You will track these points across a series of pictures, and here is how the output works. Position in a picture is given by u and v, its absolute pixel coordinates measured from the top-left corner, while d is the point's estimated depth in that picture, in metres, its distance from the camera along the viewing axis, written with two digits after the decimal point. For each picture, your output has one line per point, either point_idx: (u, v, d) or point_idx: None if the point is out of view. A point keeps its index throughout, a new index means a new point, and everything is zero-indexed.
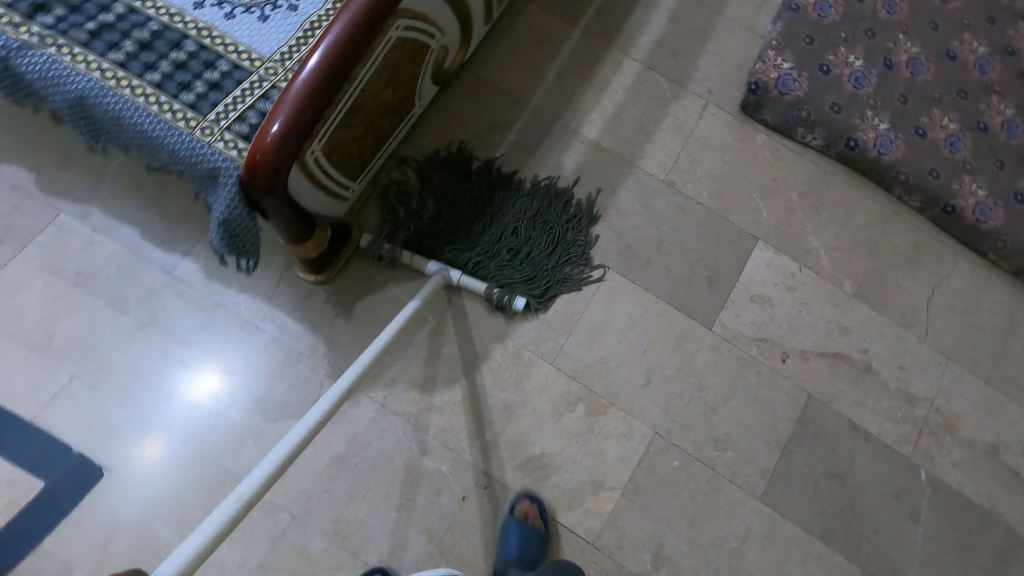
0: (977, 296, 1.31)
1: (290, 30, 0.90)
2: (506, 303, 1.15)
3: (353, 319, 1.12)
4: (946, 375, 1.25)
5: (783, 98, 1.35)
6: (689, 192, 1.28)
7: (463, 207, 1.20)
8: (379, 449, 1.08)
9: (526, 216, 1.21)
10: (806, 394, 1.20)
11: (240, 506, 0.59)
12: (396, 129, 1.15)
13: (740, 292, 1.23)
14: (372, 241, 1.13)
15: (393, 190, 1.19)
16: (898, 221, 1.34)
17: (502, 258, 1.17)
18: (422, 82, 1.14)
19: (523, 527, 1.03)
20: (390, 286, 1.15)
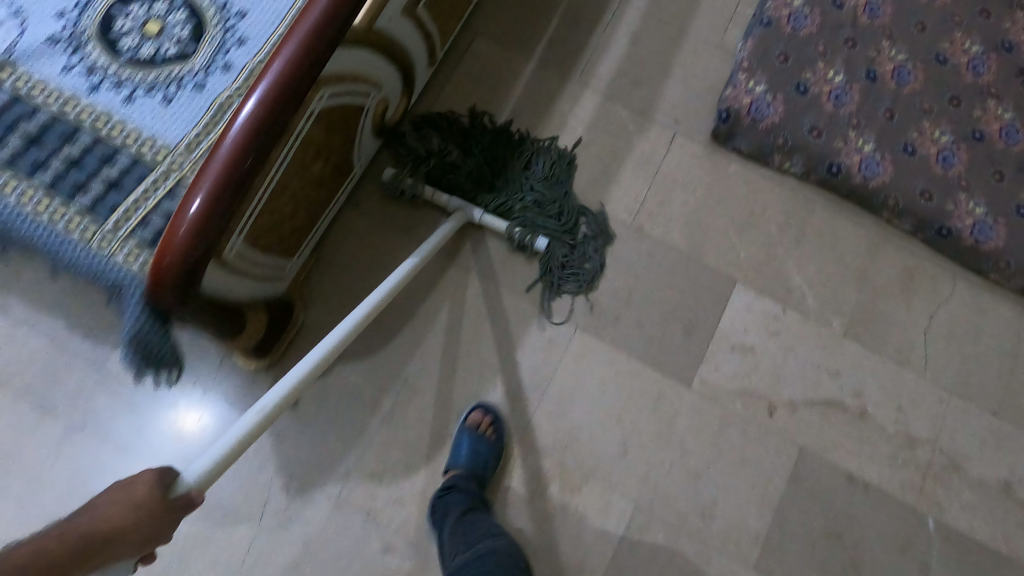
0: (980, 323, 1.24)
1: (197, 113, 0.78)
2: (527, 245, 1.12)
3: (300, 413, 1.07)
4: (948, 413, 1.20)
5: (757, 125, 1.19)
6: (658, 237, 1.16)
7: (485, 150, 1.17)
8: (339, 546, 1.02)
9: (548, 166, 1.17)
10: (797, 449, 1.13)
11: (261, 417, 0.62)
12: (336, 197, 1.07)
13: (719, 346, 1.14)
14: (396, 173, 1.14)
15: (417, 123, 1.17)
16: (890, 247, 1.24)
17: (526, 198, 1.14)
18: (361, 143, 1.04)
19: (474, 436, 1.05)
20: (338, 369, 1.10)
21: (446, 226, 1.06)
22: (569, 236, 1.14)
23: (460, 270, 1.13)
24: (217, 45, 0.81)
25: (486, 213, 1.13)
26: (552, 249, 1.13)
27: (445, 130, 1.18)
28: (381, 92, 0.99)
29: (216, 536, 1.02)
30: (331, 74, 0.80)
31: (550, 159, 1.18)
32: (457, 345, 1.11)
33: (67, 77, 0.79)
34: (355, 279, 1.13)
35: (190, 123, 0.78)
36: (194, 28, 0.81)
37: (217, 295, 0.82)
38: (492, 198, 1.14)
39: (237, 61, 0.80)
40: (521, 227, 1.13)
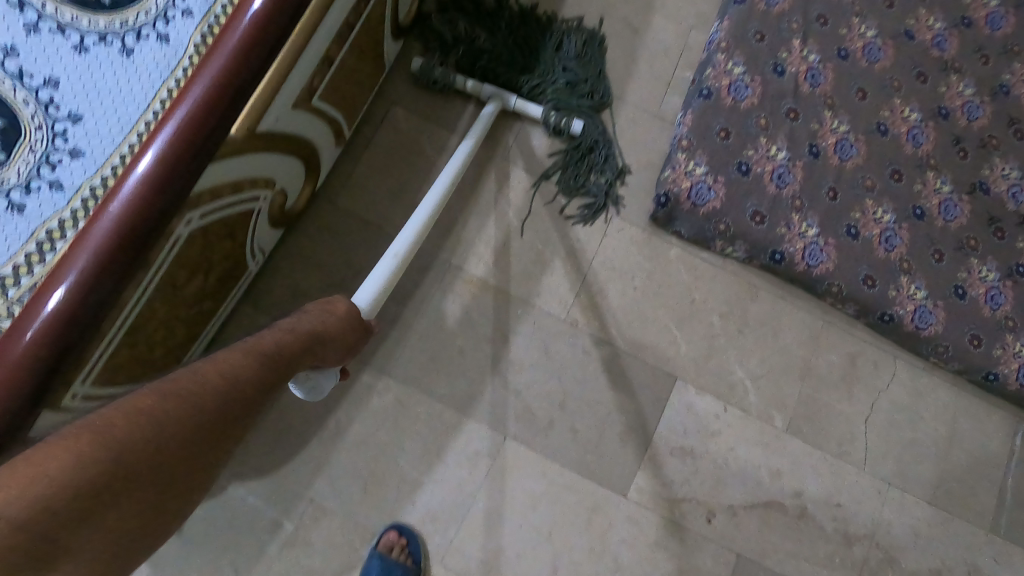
0: (916, 407, 1.22)
1: (12, 248, 0.59)
2: (564, 129, 1.10)
3: (189, 543, 0.95)
4: (885, 505, 1.17)
5: (697, 210, 1.11)
6: (594, 331, 1.07)
7: (510, 31, 1.13)
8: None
9: (573, 42, 1.15)
10: (735, 555, 1.07)
11: (396, 259, 0.80)
12: (226, 299, 0.93)
13: (657, 451, 1.06)
14: (426, 63, 1.08)
15: (438, 8, 1.11)
16: (832, 332, 1.19)
17: (557, 81, 1.12)
18: (255, 242, 0.91)
19: (385, 563, 0.94)
20: (234, 487, 0.98)
21: (483, 119, 1.03)
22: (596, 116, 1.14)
23: (376, 373, 1.02)
24: (38, 157, 0.62)
25: (519, 99, 1.09)
26: (587, 129, 1.11)
27: (466, 8, 1.12)
28: (277, 187, 0.86)
29: None
30: (200, 193, 0.67)
31: (579, 38, 1.16)
32: (372, 460, 1.00)
33: None
34: None
35: (1, 263, 0.58)
36: (1, 135, 0.61)
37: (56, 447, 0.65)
38: (524, 78, 1.12)
39: (70, 177, 0.62)
40: (558, 112, 1.10)
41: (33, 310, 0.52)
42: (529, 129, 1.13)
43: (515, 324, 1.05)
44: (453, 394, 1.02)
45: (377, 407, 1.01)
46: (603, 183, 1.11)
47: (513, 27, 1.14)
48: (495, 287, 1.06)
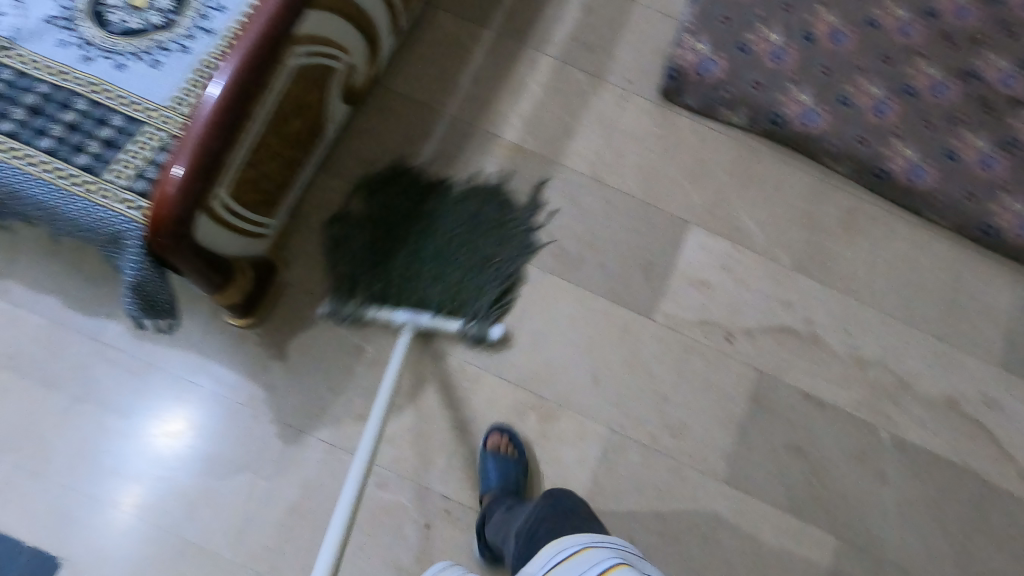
0: (918, 255, 1.33)
1: (186, 72, 0.90)
2: (483, 337, 1.16)
3: (291, 364, 1.14)
4: (894, 335, 1.28)
5: (703, 80, 1.32)
6: (617, 186, 1.29)
7: (404, 245, 1.20)
8: (334, 487, 1.09)
9: (464, 224, 1.22)
10: (756, 371, 1.21)
11: None
12: (309, 159, 1.14)
13: (678, 285, 1.24)
14: (337, 304, 1.16)
15: (329, 248, 1.19)
16: (830, 190, 1.34)
17: (460, 277, 1.19)
18: (332, 107, 1.13)
19: (498, 458, 1.07)
20: (323, 320, 1.17)
21: (402, 344, 1.06)
22: (510, 302, 1.20)
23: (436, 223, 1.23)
24: (197, 15, 0.92)
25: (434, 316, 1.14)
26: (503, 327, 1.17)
27: (357, 233, 1.20)
28: (350, 59, 1.09)
29: (222, 487, 1.08)
30: (304, 35, 0.86)
31: (463, 210, 1.24)
32: None
33: (70, 58, 0.89)
34: (338, 246, 1.20)
35: (184, 76, 0.89)
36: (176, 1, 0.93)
37: (217, 250, 0.91)
38: (432, 288, 1.17)
39: (217, 25, 0.93)
40: (475, 321, 1.16)
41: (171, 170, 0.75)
42: (545, 42, 1.36)
43: (537, 212, 1.25)
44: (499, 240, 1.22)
45: (435, 251, 1.20)
46: (520, 226, 1.24)
47: (405, 226, 1.21)
48: (534, 155, 1.29)
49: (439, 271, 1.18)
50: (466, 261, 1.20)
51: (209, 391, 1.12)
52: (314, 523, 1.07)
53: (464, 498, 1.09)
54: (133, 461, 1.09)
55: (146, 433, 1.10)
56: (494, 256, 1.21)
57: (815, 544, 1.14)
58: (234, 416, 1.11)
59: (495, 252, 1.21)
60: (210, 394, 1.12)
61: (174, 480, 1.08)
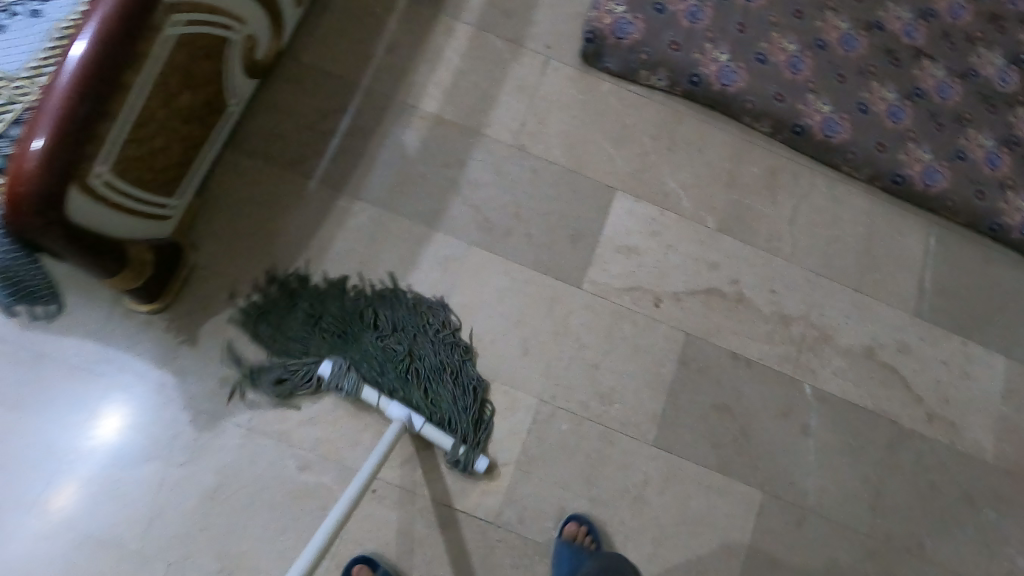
0: (836, 211, 1.37)
1: (39, 37, 0.77)
2: (467, 465, 1.07)
3: (202, 349, 1.09)
4: (816, 291, 1.32)
5: (621, 43, 1.30)
6: (541, 153, 1.26)
7: (378, 349, 1.09)
8: (252, 475, 1.05)
9: (405, 330, 1.12)
10: (683, 334, 1.22)
11: None
12: (213, 135, 1.09)
13: (608, 252, 1.24)
14: (334, 371, 1.06)
15: (292, 349, 1.09)
16: (752, 148, 1.35)
17: (427, 386, 1.09)
18: (234, 81, 1.07)
19: (572, 547, 1.05)
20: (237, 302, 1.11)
21: (389, 437, 0.96)
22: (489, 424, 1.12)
23: (354, 198, 1.18)
24: None
25: (425, 423, 1.05)
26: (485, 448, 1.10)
27: (327, 337, 1.10)
28: (248, 27, 1.02)
29: (131, 478, 1.03)
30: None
31: (396, 316, 1.13)
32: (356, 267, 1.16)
33: None
34: (248, 225, 1.14)
35: (35, 42, 0.77)
36: None
37: (102, 233, 0.85)
38: (410, 394, 1.08)
39: None
40: (464, 444, 1.07)
41: (27, 143, 0.68)
42: (462, 8, 1.32)
43: (446, 314, 1.15)
44: (422, 212, 1.19)
45: (355, 225, 1.17)
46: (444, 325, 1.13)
47: (347, 342, 1.10)
48: (454, 124, 1.25)
49: (403, 386, 1.08)
50: (423, 369, 1.10)
51: (116, 387, 1.07)
52: (233, 511, 1.04)
53: (391, 477, 1.08)
54: (37, 467, 1.02)
55: (51, 437, 1.04)
56: (447, 363, 1.11)
57: (741, 498, 1.18)
58: (146, 411, 1.06)
59: (445, 357, 1.12)
60: (118, 389, 1.07)
61: (78, 472, 1.03)
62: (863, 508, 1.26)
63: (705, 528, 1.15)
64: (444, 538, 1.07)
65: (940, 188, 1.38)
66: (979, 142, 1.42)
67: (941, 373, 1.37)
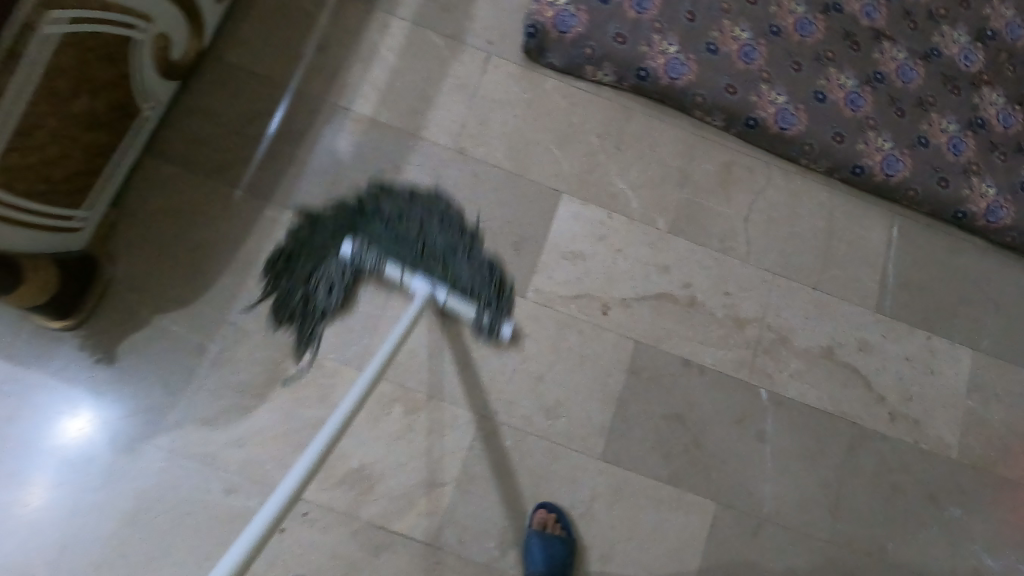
0: (794, 206, 1.32)
1: None
2: (494, 330, 1.12)
3: (118, 369, 1.05)
4: (772, 292, 1.27)
5: (563, 38, 1.24)
6: (482, 157, 1.21)
7: (391, 233, 1.11)
8: (172, 499, 1.02)
9: (415, 213, 1.14)
10: (633, 341, 1.18)
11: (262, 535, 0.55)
12: (127, 142, 1.04)
13: (553, 259, 1.19)
14: (357, 249, 1.08)
15: (310, 242, 1.11)
16: (704, 143, 1.30)
17: (446, 261, 1.12)
18: (147, 84, 1.02)
19: (544, 537, 1.05)
20: (157, 317, 1.08)
21: (415, 305, 0.98)
22: (512, 295, 1.16)
23: (282, 207, 1.14)
24: None
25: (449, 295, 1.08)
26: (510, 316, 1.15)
27: (339, 225, 1.12)
28: (158, 26, 0.96)
29: (41, 505, 0.99)
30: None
31: (403, 201, 1.15)
32: None
33: None
34: (168, 240, 1.10)
35: None
36: None
37: None
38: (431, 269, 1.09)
39: None
40: (488, 311, 1.12)
41: None
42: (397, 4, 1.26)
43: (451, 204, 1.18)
44: None
45: (285, 236, 1.12)
46: (448, 208, 1.17)
47: (363, 224, 1.12)
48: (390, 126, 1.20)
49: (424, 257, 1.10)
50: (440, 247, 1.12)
51: (23, 411, 1.02)
52: (150, 538, 1.00)
53: (324, 499, 1.04)
54: None
55: None
56: (461, 241, 1.15)
57: (692, 509, 1.15)
58: (62, 440, 1.02)
59: (456, 236, 1.15)
60: (31, 422, 1.02)
61: None
62: (823, 514, 1.22)
63: (655, 542, 1.12)
64: (380, 561, 1.04)
65: (900, 177, 1.35)
66: (942, 127, 1.37)
67: (903, 369, 1.33)
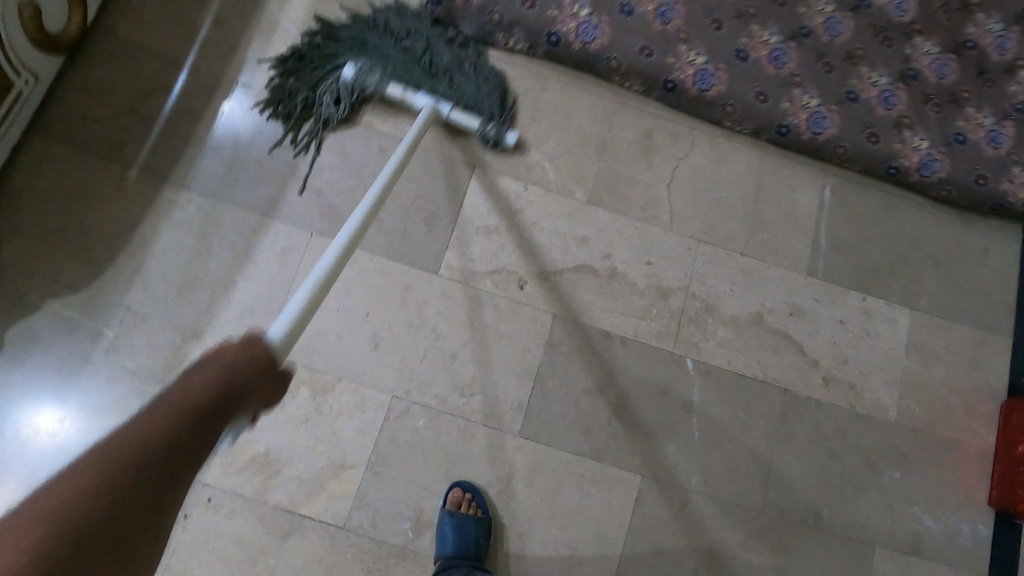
0: (719, 172, 1.29)
1: None
2: (499, 139, 1.18)
3: (9, 353, 1.07)
4: (697, 260, 1.24)
5: (471, 4, 1.20)
6: (389, 130, 1.18)
7: (399, 51, 1.19)
8: None
9: (424, 30, 1.21)
10: (552, 315, 1.15)
11: (316, 291, 0.67)
12: (5, 118, 1.06)
13: (467, 234, 1.15)
14: (367, 67, 1.16)
15: (321, 57, 1.18)
16: (624, 110, 1.26)
17: (451, 76, 1.19)
18: (17, 53, 1.03)
19: (457, 519, 1.02)
20: (49, 302, 1.09)
21: (426, 112, 1.07)
22: (515, 110, 1.22)
23: (181, 188, 1.14)
24: None
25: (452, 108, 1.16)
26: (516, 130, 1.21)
27: (350, 42, 1.19)
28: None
29: None
30: None
31: (412, 20, 1.21)
32: (184, 266, 1.11)
33: None
34: (62, 225, 1.11)
35: None
36: None
37: None
38: (435, 88, 1.18)
39: None
40: (492, 122, 1.18)
41: None
42: None
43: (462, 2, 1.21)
44: (257, 201, 1.14)
45: (182, 216, 1.13)
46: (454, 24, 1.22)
47: (374, 42, 1.19)
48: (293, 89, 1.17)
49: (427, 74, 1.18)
50: (447, 62, 1.20)
51: None
52: None
53: (227, 484, 1.04)
54: None
55: None
56: (467, 56, 1.21)
57: (615, 485, 1.12)
58: None
59: (461, 53, 1.21)
60: None
61: None
62: (755, 483, 1.19)
63: (577, 519, 1.10)
64: (290, 547, 1.04)
65: (828, 134, 1.31)
66: (872, 81, 1.34)
67: (836, 333, 1.30)
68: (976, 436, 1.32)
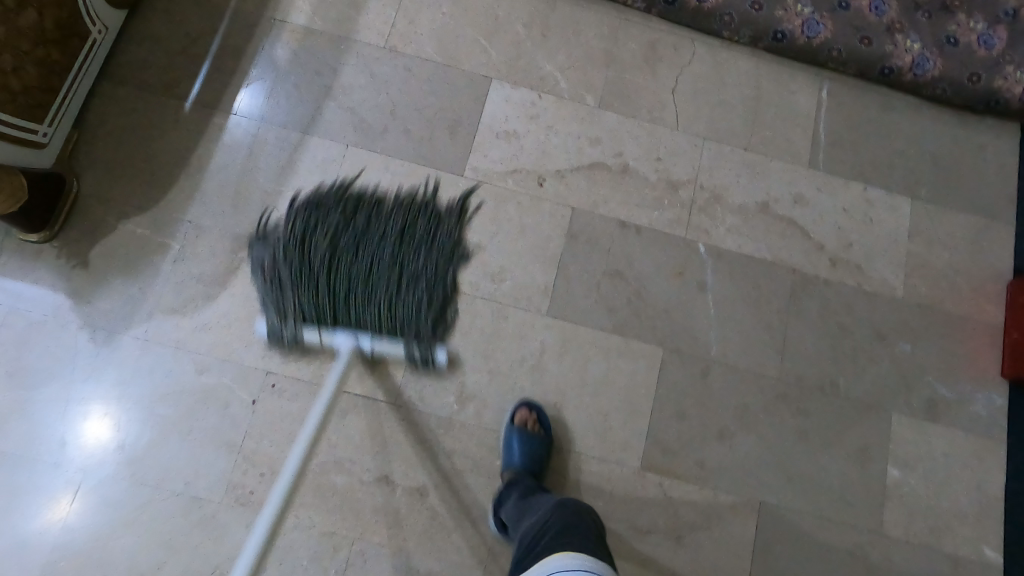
0: (721, 76, 1.39)
1: None
2: (428, 359, 1.16)
3: (92, 270, 1.17)
4: (703, 155, 1.34)
5: None
6: (413, 53, 1.31)
7: (358, 254, 1.18)
8: (153, 382, 1.14)
9: (391, 231, 1.21)
10: (570, 209, 1.26)
11: None
12: (84, 67, 1.17)
13: (485, 140, 1.28)
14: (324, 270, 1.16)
15: (288, 251, 1.18)
16: (628, 25, 1.38)
17: (399, 286, 1.17)
18: (92, 7, 1.13)
19: (522, 435, 1.11)
20: (123, 224, 1.20)
21: (338, 363, 1.01)
22: (451, 323, 1.19)
23: (230, 113, 1.26)
24: None
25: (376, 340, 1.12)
26: (449, 351, 1.18)
27: (320, 232, 1.19)
28: None
29: (41, 395, 1.12)
30: None
31: (384, 219, 1.22)
32: (237, 181, 1.23)
33: None
34: (130, 155, 1.22)
35: None
36: None
37: None
38: (375, 300, 1.15)
39: None
40: (418, 345, 1.16)
41: None
42: None
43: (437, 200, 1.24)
44: (296, 119, 1.26)
45: (231, 138, 1.25)
46: (421, 221, 1.22)
47: (340, 233, 1.20)
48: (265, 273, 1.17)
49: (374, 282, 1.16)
50: (399, 271, 1.19)
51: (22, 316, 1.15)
52: (135, 414, 1.12)
53: (287, 369, 1.16)
54: None
55: None
56: (423, 260, 1.20)
57: (640, 357, 1.22)
58: (64, 347, 1.14)
59: (416, 262, 1.20)
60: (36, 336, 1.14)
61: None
62: (772, 355, 1.27)
63: (606, 389, 1.20)
64: (347, 424, 1.14)
65: (821, 38, 1.40)
66: None
67: (840, 220, 1.37)
68: (983, 313, 1.35)
